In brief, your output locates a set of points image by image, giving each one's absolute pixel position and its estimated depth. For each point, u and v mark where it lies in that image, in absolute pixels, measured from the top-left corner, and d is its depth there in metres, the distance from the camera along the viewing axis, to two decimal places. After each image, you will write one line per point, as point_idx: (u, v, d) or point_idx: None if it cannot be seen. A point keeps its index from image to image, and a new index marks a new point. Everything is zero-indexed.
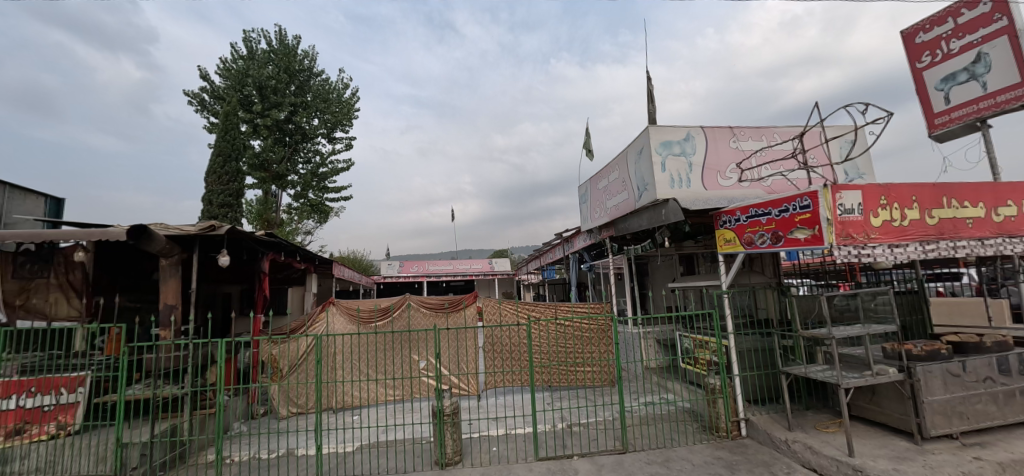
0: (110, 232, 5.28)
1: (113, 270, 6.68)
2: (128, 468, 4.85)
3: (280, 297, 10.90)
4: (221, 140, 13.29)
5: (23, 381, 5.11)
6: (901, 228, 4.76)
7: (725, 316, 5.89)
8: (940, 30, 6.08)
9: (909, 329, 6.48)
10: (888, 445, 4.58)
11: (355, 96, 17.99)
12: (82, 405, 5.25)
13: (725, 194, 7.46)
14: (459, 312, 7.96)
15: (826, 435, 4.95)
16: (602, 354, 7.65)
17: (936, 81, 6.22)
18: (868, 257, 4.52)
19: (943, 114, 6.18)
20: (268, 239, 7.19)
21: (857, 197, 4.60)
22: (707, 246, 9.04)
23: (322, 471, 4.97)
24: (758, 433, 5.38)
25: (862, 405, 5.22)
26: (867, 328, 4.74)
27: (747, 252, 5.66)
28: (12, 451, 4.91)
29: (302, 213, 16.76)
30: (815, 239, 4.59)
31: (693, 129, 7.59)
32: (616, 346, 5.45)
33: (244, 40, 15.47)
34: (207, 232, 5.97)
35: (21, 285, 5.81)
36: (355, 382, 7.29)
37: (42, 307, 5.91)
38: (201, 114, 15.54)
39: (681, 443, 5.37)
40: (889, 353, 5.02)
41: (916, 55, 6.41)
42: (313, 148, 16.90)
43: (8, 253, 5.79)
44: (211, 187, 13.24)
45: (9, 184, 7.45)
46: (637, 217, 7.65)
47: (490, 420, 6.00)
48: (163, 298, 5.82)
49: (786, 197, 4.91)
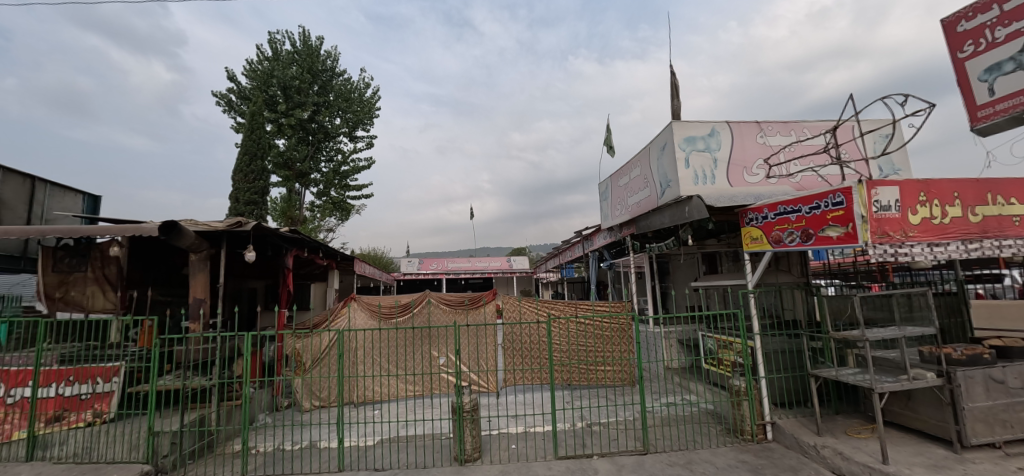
0: (143, 227, 5.45)
1: (145, 264, 6.88)
2: (160, 456, 4.98)
3: (303, 292, 11.19)
4: (247, 139, 13.65)
5: (62, 371, 5.33)
6: (942, 226, 4.51)
7: (751, 316, 5.65)
8: (988, 14, 4.81)
9: (947, 332, 6.14)
10: (923, 452, 4.36)
11: (376, 96, 18.24)
12: (116, 394, 5.43)
13: (751, 190, 7.25)
14: (478, 309, 8.00)
15: (858, 441, 4.76)
16: (623, 354, 7.60)
17: (979, 72, 4.87)
18: (906, 256, 4.30)
19: (987, 106, 4.76)
20: (293, 236, 7.29)
21: (894, 194, 4.38)
22: (731, 244, 8.82)
23: (343, 465, 5.02)
24: (785, 437, 5.21)
25: (896, 411, 4.99)
26: (903, 330, 4.49)
27: (774, 251, 5.45)
28: (52, 437, 5.17)
29: (325, 210, 17.09)
30: (849, 237, 4.41)
31: (718, 124, 7.40)
32: (637, 345, 5.29)
33: (270, 42, 15.85)
34: (233, 228, 6.06)
35: (61, 278, 6.12)
36: (377, 377, 7.47)
37: (80, 299, 6.19)
38: (229, 114, 16.00)
39: (704, 445, 5.25)
40: (926, 357, 4.76)
41: (956, 45, 5.10)
42: (334, 147, 17.19)
43: (49, 248, 6.10)
44: (237, 185, 13.61)
45: (49, 182, 7.74)
46: (659, 214, 7.47)
47: (509, 418, 6.00)
48: (193, 292, 6.04)
49: (817, 193, 4.73)
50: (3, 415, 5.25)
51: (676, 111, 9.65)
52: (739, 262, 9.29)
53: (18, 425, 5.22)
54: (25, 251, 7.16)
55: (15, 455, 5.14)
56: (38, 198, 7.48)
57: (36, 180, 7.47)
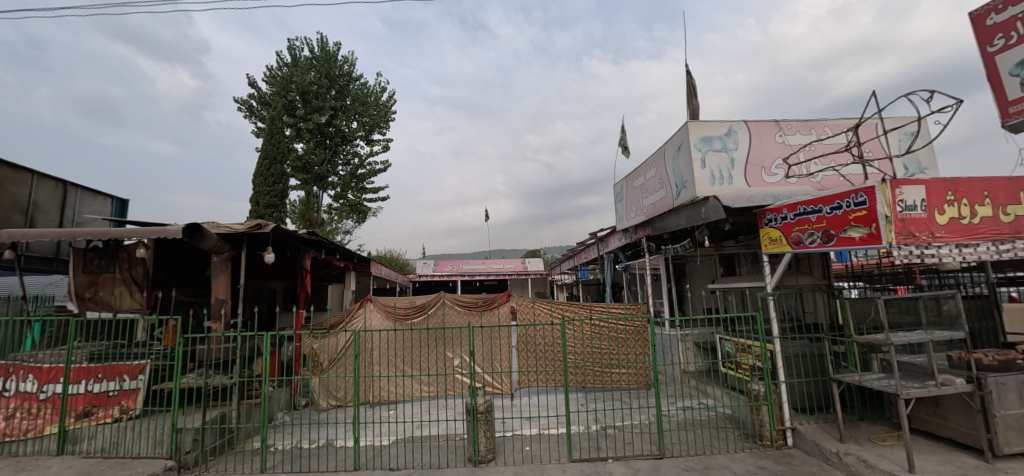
0: (167, 229, 5.60)
1: (170, 265, 7.08)
2: (182, 452, 5.11)
3: (321, 294, 11.39)
4: (267, 143, 13.98)
5: (91, 368, 5.51)
6: (971, 226, 4.34)
7: (770, 319, 5.51)
8: (1018, 6, 4.59)
9: (978, 336, 5.90)
10: (953, 461, 4.20)
11: (392, 99, 18.49)
12: (142, 391, 5.57)
13: (770, 190, 7.11)
14: (493, 311, 7.98)
15: (882, 448, 4.61)
16: (639, 357, 7.53)
17: (1011, 66, 4.65)
18: (932, 257, 4.14)
19: (1021, 100, 4.54)
20: (311, 237, 7.40)
21: (919, 193, 4.24)
22: (750, 246, 8.63)
23: (359, 463, 5.10)
24: (806, 443, 5.06)
25: (924, 418, 4.80)
26: (932, 335, 4.30)
27: (794, 252, 5.32)
28: (82, 432, 5.37)
29: (342, 213, 17.37)
30: (872, 237, 4.28)
31: (735, 123, 7.27)
32: (652, 347, 5.19)
33: (289, 48, 16.21)
34: (254, 230, 6.18)
35: (90, 278, 6.35)
36: (392, 377, 7.59)
37: (109, 299, 6.42)
38: (250, 119, 16.42)
39: (722, 451, 5.16)
40: (955, 362, 4.59)
41: (986, 39, 4.89)
42: (351, 151, 17.48)
43: (80, 249, 6.34)
44: (258, 188, 13.94)
45: (80, 186, 8.02)
46: (675, 215, 7.37)
47: (523, 420, 6.01)
48: (215, 293, 6.20)
49: (838, 193, 4.62)
50: (36, 410, 5.45)
51: (693, 111, 9.52)
52: (758, 265, 9.12)
53: (50, 420, 5.42)
54: (57, 253, 7.42)
55: (46, 448, 5.36)
56: (70, 201, 7.76)
57: (68, 185, 7.75)
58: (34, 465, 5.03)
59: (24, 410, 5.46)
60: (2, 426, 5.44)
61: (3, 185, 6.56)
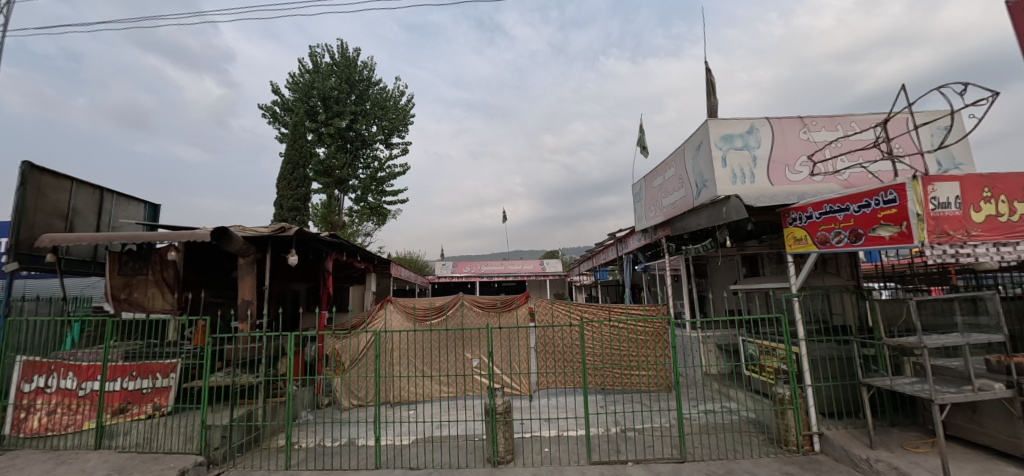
0: (197, 233, 5.79)
1: (200, 267, 7.33)
2: (211, 448, 5.28)
3: (342, 295, 11.60)
4: (290, 148, 14.38)
5: (126, 367, 5.75)
6: (1010, 224, 4.14)
7: (796, 321, 5.35)
8: None
9: (1019, 338, 5.61)
10: (992, 470, 4.00)
11: (410, 103, 18.76)
12: (173, 389, 5.80)
13: (794, 189, 6.91)
14: (511, 312, 8.01)
15: (916, 455, 4.43)
16: (658, 359, 7.52)
17: None
18: (968, 257, 3.95)
19: None
20: (332, 240, 7.57)
21: (953, 190, 4.06)
22: (773, 246, 8.40)
23: (380, 462, 5.18)
24: (833, 449, 4.90)
25: (960, 424, 4.59)
26: (966, 337, 4.14)
27: (821, 252, 5.15)
28: (117, 427, 5.61)
29: (362, 215, 17.65)
30: (903, 236, 4.12)
31: (757, 120, 7.11)
32: (672, 349, 5.09)
33: (311, 55, 16.62)
34: (278, 233, 6.41)
35: (125, 280, 6.63)
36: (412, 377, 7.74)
37: (142, 300, 6.69)
38: (274, 125, 16.90)
39: (745, 455, 5.04)
40: (994, 366, 4.38)
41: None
42: (371, 154, 17.73)
43: (115, 253, 6.64)
44: (281, 192, 14.33)
45: (115, 192, 8.36)
46: (695, 215, 7.26)
47: (542, 421, 6.01)
48: (242, 294, 6.40)
49: (867, 191, 4.47)
50: (75, 406, 5.71)
51: (712, 109, 9.34)
52: (782, 265, 8.84)
53: (88, 416, 5.69)
54: (95, 256, 7.74)
55: (85, 443, 5.60)
56: (107, 207, 8.10)
57: (105, 191, 8.10)
58: (74, 459, 5.27)
59: (65, 406, 5.73)
60: (45, 420, 5.72)
61: (45, 191, 6.92)
